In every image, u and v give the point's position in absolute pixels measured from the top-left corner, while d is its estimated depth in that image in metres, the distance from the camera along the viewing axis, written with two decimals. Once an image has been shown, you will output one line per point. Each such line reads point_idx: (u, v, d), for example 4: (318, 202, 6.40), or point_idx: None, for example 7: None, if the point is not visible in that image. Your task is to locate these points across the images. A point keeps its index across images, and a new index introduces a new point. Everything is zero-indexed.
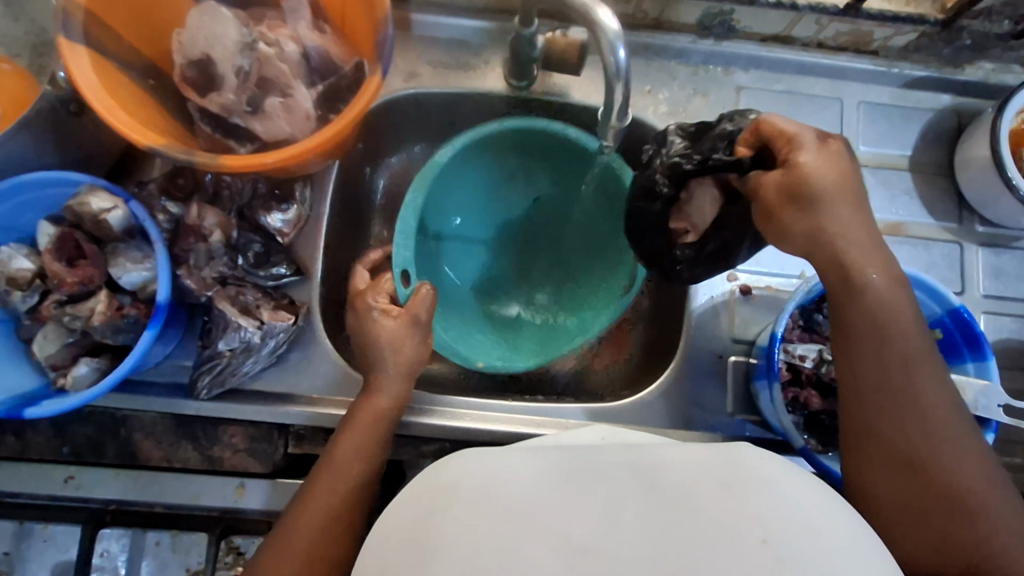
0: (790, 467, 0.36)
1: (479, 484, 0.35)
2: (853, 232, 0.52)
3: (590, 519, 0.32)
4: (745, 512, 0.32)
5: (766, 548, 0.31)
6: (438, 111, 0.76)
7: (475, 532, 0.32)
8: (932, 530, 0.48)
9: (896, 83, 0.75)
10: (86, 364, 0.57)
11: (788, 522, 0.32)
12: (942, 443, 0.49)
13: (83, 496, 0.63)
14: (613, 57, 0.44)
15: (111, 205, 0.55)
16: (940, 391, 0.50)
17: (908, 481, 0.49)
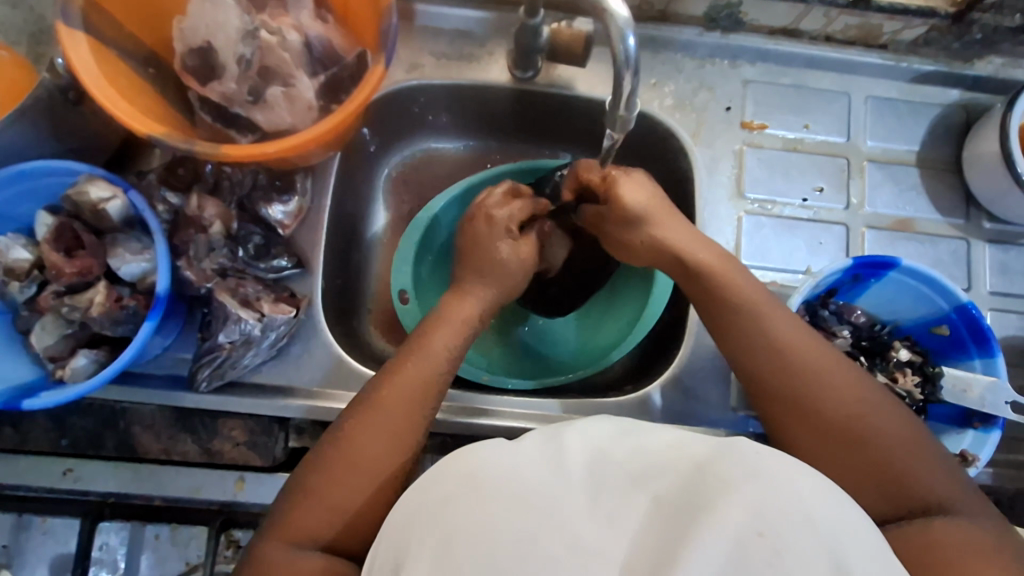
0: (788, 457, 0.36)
1: (481, 482, 0.34)
2: (687, 227, 0.59)
3: (596, 514, 0.31)
4: (744, 504, 0.32)
5: (765, 541, 0.31)
6: (442, 103, 0.75)
7: (481, 532, 0.32)
8: (853, 472, 0.48)
9: (904, 77, 0.74)
10: (85, 355, 0.56)
11: (787, 515, 0.32)
12: (819, 378, 0.50)
13: (81, 489, 0.62)
14: (622, 45, 0.44)
15: (110, 194, 0.55)
16: (798, 335, 0.53)
17: (810, 423, 0.50)
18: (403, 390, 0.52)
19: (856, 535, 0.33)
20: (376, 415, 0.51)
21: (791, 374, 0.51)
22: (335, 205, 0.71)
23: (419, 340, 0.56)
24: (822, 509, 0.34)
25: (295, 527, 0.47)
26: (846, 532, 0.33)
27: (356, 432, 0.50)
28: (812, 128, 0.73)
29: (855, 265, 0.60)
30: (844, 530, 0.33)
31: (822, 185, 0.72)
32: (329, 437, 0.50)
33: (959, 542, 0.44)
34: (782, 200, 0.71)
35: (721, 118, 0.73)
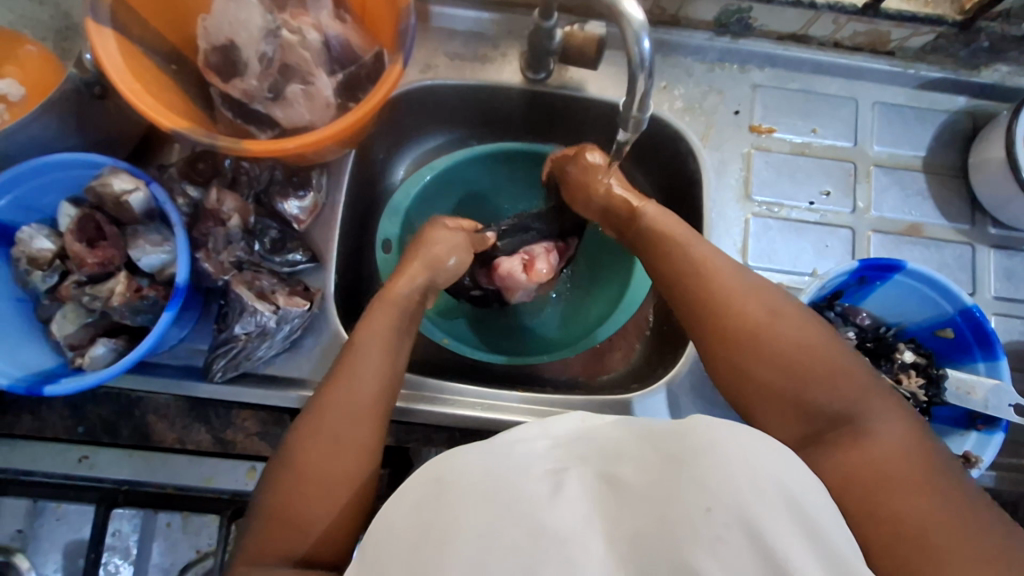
0: (744, 435, 0.37)
1: (459, 474, 0.36)
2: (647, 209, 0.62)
3: (556, 507, 0.33)
4: (696, 484, 0.33)
5: (712, 515, 0.32)
6: (455, 104, 0.76)
7: (461, 524, 0.33)
8: (780, 392, 0.49)
9: (911, 84, 0.75)
10: (104, 344, 0.57)
11: (736, 489, 0.33)
12: (744, 304, 0.52)
13: (95, 475, 0.64)
14: (638, 48, 0.45)
15: (132, 187, 0.56)
16: (755, 288, 0.53)
17: (737, 345, 0.51)
18: (349, 402, 0.51)
19: (807, 504, 0.35)
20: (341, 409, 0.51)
21: (721, 298, 0.53)
22: (348, 202, 0.72)
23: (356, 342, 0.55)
24: (774, 479, 0.35)
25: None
26: (798, 503, 0.34)
27: (312, 448, 0.49)
28: (820, 133, 0.74)
29: (862, 267, 0.60)
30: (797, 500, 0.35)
31: (829, 188, 0.73)
32: (280, 466, 0.50)
33: (879, 471, 0.44)
34: (790, 203, 0.72)
35: (730, 121, 0.74)
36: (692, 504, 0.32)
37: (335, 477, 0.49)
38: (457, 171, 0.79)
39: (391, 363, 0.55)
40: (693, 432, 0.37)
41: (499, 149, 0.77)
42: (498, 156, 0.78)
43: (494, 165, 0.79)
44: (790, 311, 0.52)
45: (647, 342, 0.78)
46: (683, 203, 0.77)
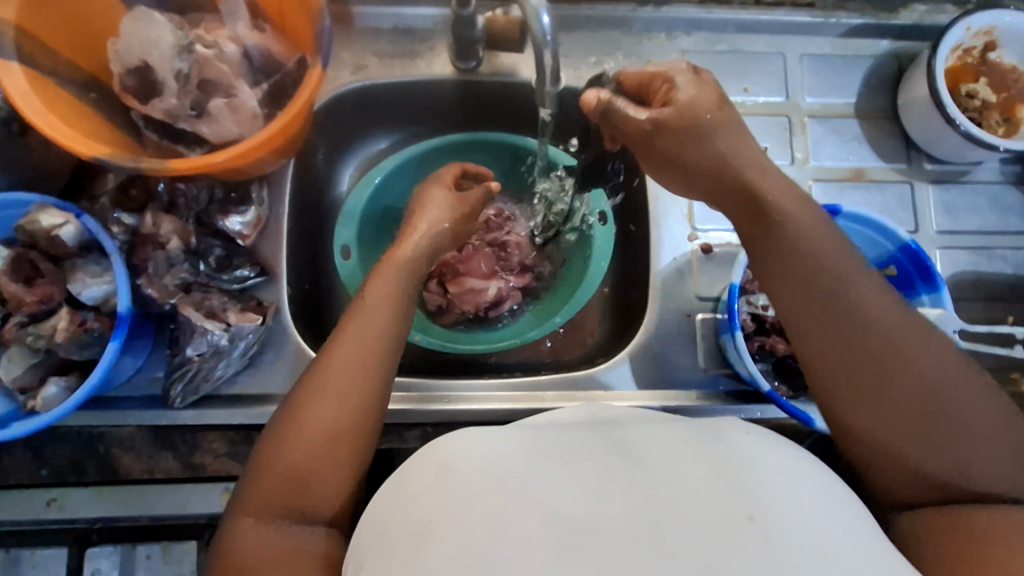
0: (773, 450, 0.42)
1: (485, 467, 0.40)
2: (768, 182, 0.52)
3: (573, 497, 0.37)
4: (733, 493, 0.37)
5: (754, 524, 0.36)
6: (390, 103, 0.76)
7: (483, 513, 0.37)
8: (898, 449, 0.45)
9: (836, 32, 0.77)
10: (55, 383, 0.56)
11: (769, 495, 0.37)
12: (904, 348, 0.45)
13: (67, 517, 0.63)
14: (538, 24, 0.44)
15: (61, 220, 0.55)
16: (908, 321, 0.46)
17: (875, 400, 0.45)
18: (351, 350, 0.51)
19: (821, 497, 0.39)
20: (317, 401, 0.49)
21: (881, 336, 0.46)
22: (294, 212, 0.72)
23: (348, 326, 0.52)
24: (805, 487, 0.39)
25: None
26: (819, 498, 0.39)
27: (293, 430, 0.48)
28: (752, 91, 0.75)
29: None
30: (815, 501, 0.38)
31: (767, 144, 0.74)
32: (282, 411, 0.50)
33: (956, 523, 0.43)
34: None
35: None
36: (735, 513, 0.36)
37: (333, 430, 0.48)
38: (394, 177, 0.77)
39: (398, 316, 0.54)
40: (727, 444, 0.41)
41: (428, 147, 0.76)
42: (428, 152, 0.77)
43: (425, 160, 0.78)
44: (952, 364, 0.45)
45: (607, 319, 0.79)
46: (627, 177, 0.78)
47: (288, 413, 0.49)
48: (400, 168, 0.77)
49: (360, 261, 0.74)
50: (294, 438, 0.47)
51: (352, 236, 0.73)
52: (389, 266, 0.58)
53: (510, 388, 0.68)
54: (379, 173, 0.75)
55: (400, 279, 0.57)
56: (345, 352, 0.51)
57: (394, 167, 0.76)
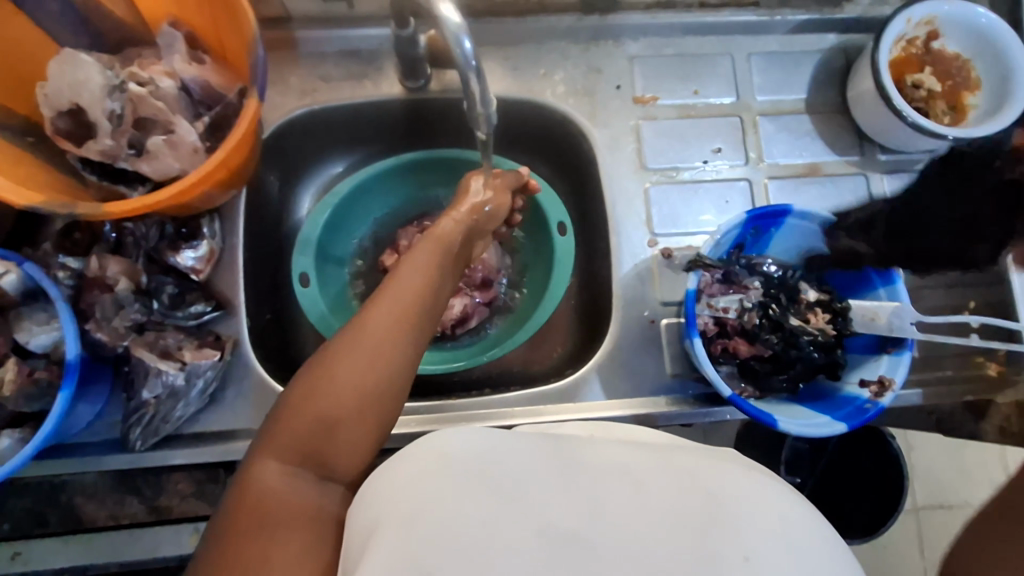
0: (784, 491, 0.40)
1: (490, 469, 0.40)
2: None
3: (562, 510, 0.37)
4: (732, 526, 0.36)
5: (746, 564, 0.34)
6: (341, 127, 0.76)
7: (473, 513, 0.37)
8: None
9: (782, 30, 0.77)
10: (8, 436, 0.55)
11: (764, 532, 0.36)
12: None
13: (32, 569, 0.62)
14: (460, 50, 0.43)
15: (2, 270, 0.54)
16: None
17: None
18: (399, 317, 0.49)
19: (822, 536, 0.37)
20: (352, 357, 0.47)
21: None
22: (250, 242, 0.71)
23: (393, 282, 0.52)
24: (804, 529, 0.37)
25: (248, 530, 0.42)
26: (815, 538, 0.37)
27: (323, 381, 0.47)
28: (703, 93, 0.75)
29: (751, 218, 0.62)
30: (812, 545, 0.36)
31: (721, 145, 0.74)
32: (314, 361, 0.48)
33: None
34: (685, 165, 0.73)
35: (614, 96, 0.74)
36: (731, 549, 0.35)
37: (368, 386, 0.47)
38: (353, 197, 0.77)
39: (440, 290, 0.53)
40: (739, 476, 0.40)
41: (385, 166, 0.76)
42: (386, 171, 0.76)
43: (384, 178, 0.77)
44: None
45: (575, 329, 0.79)
46: (585, 184, 0.78)
47: (321, 362, 0.48)
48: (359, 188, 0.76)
49: (319, 287, 0.73)
50: (324, 389, 0.46)
51: (309, 262, 0.72)
52: (432, 238, 0.57)
53: (476, 406, 0.68)
54: (338, 195, 0.75)
55: (437, 251, 0.55)
56: (386, 314, 0.49)
57: (353, 188, 0.76)
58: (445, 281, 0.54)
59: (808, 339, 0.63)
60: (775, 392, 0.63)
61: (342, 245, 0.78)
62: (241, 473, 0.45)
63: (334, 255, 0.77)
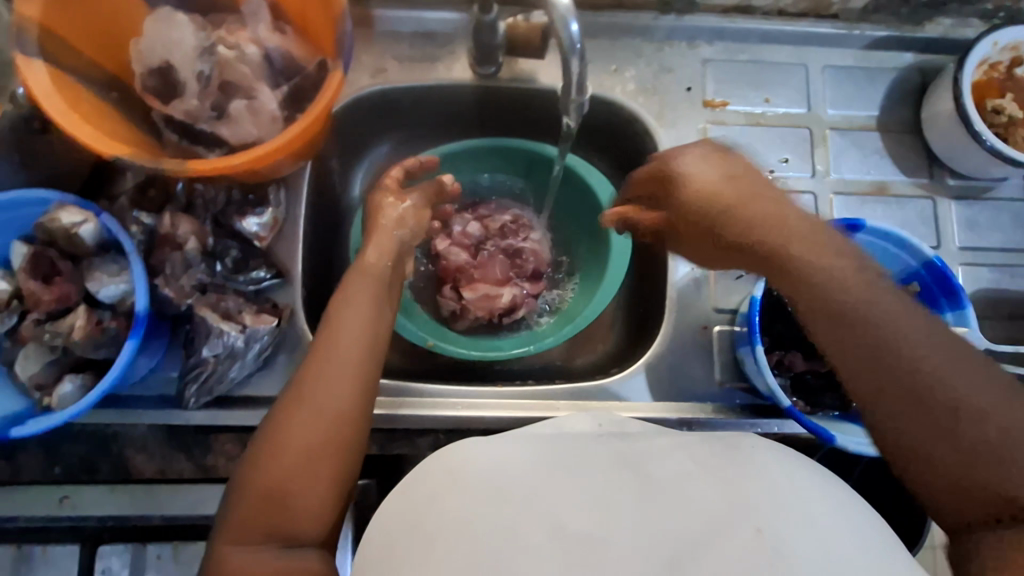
0: (787, 460, 0.42)
1: (485, 473, 0.40)
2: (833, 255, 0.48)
3: (578, 512, 0.38)
4: (739, 502, 0.38)
5: (760, 536, 0.36)
6: (407, 108, 0.76)
7: (489, 520, 0.37)
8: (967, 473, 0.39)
9: (859, 44, 0.76)
10: (71, 381, 0.56)
11: (781, 510, 0.37)
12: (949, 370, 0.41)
13: (80, 515, 0.63)
14: (567, 32, 0.44)
15: (81, 219, 0.55)
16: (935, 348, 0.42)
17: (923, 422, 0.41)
18: (329, 360, 0.50)
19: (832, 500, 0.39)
20: (296, 420, 0.48)
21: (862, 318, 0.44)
22: (311, 214, 0.72)
23: (328, 323, 0.53)
24: (816, 501, 0.38)
25: None
26: (834, 512, 0.38)
27: (270, 453, 0.46)
28: (773, 101, 0.74)
29: None
30: (824, 516, 0.37)
31: (788, 155, 0.73)
32: (261, 434, 0.48)
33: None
34: (750, 172, 0.73)
35: (683, 98, 0.74)
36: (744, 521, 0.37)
37: (317, 444, 0.47)
38: None
39: (374, 319, 0.55)
40: (744, 455, 0.42)
41: (448, 152, 0.76)
42: (448, 157, 0.76)
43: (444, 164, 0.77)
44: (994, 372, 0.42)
45: (620, 329, 0.79)
46: None
47: (266, 431, 0.48)
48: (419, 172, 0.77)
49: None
50: (273, 459, 0.46)
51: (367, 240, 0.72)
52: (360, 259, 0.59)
53: (522, 396, 0.68)
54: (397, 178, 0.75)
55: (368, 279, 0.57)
56: (319, 362, 0.50)
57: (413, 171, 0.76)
58: (381, 314, 0.55)
59: None
60: (825, 407, 0.62)
61: None
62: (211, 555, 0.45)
63: None
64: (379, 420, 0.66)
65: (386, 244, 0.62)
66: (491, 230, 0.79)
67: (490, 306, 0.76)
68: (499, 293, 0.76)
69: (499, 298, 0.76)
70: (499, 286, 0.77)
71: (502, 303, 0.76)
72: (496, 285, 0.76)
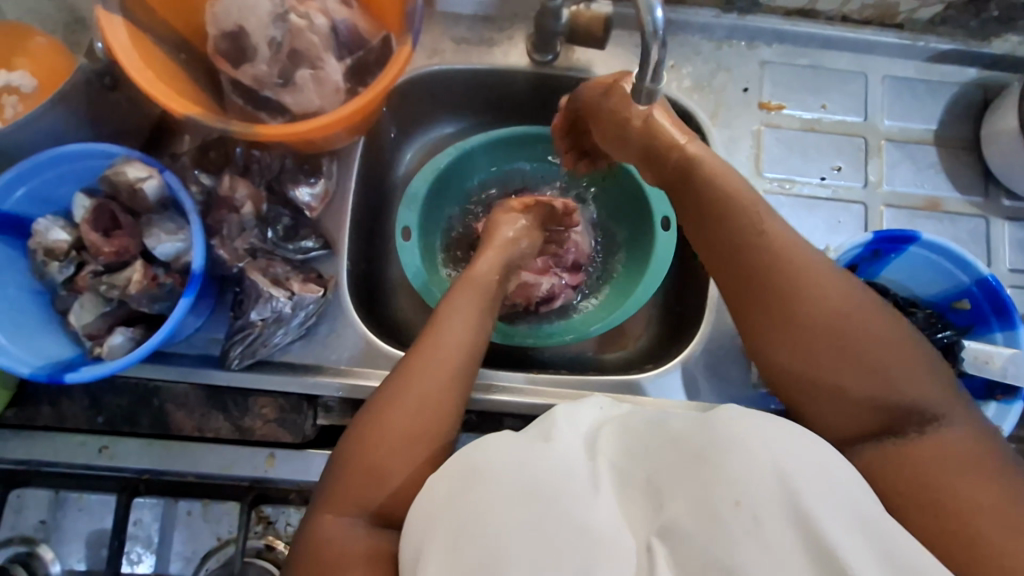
0: (800, 434, 0.40)
1: (487, 469, 0.40)
2: (807, 256, 0.51)
3: (602, 511, 0.37)
4: (725, 480, 0.37)
5: (741, 508, 0.35)
6: (461, 90, 0.77)
7: (493, 518, 0.38)
8: (842, 385, 0.48)
9: (921, 56, 0.75)
10: (122, 333, 0.57)
11: (758, 478, 0.36)
12: (816, 291, 0.50)
13: (116, 466, 0.63)
14: (650, 16, 0.45)
15: (146, 174, 0.56)
16: (834, 280, 0.50)
17: (815, 349, 0.49)
18: (430, 366, 0.53)
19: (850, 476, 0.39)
20: (400, 403, 0.51)
21: (768, 264, 0.52)
22: (359, 189, 0.72)
23: (436, 318, 0.57)
24: (802, 467, 0.37)
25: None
26: (820, 478, 0.37)
27: (372, 429, 0.50)
28: (830, 108, 0.74)
29: (875, 240, 0.61)
30: (810, 485, 0.36)
31: (841, 163, 0.72)
32: (364, 412, 0.52)
33: (917, 473, 0.44)
34: (802, 178, 0.72)
35: (739, 98, 0.73)
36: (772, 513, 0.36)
37: (416, 428, 0.50)
38: (457, 162, 0.77)
39: (477, 321, 0.58)
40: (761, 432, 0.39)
41: (497, 136, 0.76)
42: (495, 142, 0.77)
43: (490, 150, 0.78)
44: (862, 300, 0.50)
45: (656, 327, 0.79)
46: None
47: (370, 409, 0.52)
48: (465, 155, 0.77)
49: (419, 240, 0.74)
50: (380, 436, 0.50)
51: (414, 218, 0.73)
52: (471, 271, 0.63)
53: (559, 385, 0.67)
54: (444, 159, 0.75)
55: (473, 292, 0.60)
56: (426, 354, 0.54)
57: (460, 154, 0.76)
58: (483, 320, 0.59)
59: None
60: None
61: (435, 211, 0.78)
62: (308, 526, 0.49)
63: (427, 220, 0.77)
64: None
65: (489, 259, 0.65)
66: None
67: (529, 293, 0.75)
68: (539, 281, 0.75)
69: (537, 286, 0.75)
70: (539, 275, 0.76)
71: (541, 291, 0.75)
72: (537, 273, 0.76)
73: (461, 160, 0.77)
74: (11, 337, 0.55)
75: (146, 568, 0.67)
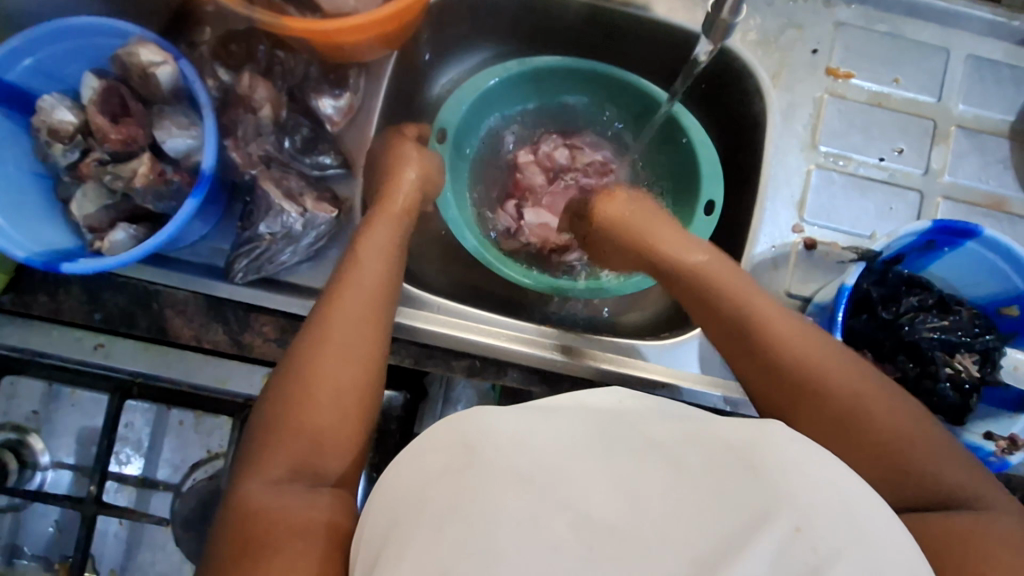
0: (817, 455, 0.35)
1: (490, 447, 0.34)
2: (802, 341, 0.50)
3: (615, 501, 0.32)
4: (781, 500, 0.31)
5: (801, 535, 0.30)
6: (505, 15, 0.71)
7: (494, 500, 0.32)
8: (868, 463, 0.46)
9: (1011, 39, 0.69)
10: (123, 229, 0.54)
11: (812, 498, 0.32)
12: (826, 378, 0.48)
13: (110, 365, 0.62)
14: None
15: (160, 60, 0.52)
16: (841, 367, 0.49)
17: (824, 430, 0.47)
18: (342, 370, 0.50)
19: (845, 495, 0.33)
20: (309, 424, 0.49)
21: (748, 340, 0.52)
22: (385, 109, 0.68)
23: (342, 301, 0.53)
24: (860, 509, 0.33)
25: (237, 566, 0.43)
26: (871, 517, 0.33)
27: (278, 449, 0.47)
28: (902, 83, 0.68)
29: (934, 229, 0.56)
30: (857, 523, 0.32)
31: (903, 145, 0.67)
32: (268, 418, 0.49)
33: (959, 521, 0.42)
34: (858, 156, 0.67)
35: (805, 61, 0.67)
36: (782, 523, 0.30)
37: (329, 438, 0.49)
38: (508, 85, 0.72)
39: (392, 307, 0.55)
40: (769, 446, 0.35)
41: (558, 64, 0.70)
42: (554, 70, 0.71)
43: (543, 77, 0.72)
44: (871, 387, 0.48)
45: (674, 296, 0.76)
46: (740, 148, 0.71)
47: (276, 425, 0.49)
48: (516, 78, 0.71)
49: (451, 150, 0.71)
50: (289, 449, 0.48)
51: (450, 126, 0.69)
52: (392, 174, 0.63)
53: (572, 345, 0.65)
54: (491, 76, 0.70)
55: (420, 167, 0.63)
56: (336, 354, 0.51)
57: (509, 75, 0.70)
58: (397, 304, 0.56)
59: (948, 373, 0.58)
60: None
61: (471, 134, 0.74)
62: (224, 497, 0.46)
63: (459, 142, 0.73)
64: (421, 335, 0.63)
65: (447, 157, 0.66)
66: (577, 162, 0.77)
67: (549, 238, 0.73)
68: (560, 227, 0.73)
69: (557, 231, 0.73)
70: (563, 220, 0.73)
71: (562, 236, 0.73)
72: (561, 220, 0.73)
73: (511, 83, 0.72)
74: (9, 217, 0.52)
75: (133, 471, 0.66)
